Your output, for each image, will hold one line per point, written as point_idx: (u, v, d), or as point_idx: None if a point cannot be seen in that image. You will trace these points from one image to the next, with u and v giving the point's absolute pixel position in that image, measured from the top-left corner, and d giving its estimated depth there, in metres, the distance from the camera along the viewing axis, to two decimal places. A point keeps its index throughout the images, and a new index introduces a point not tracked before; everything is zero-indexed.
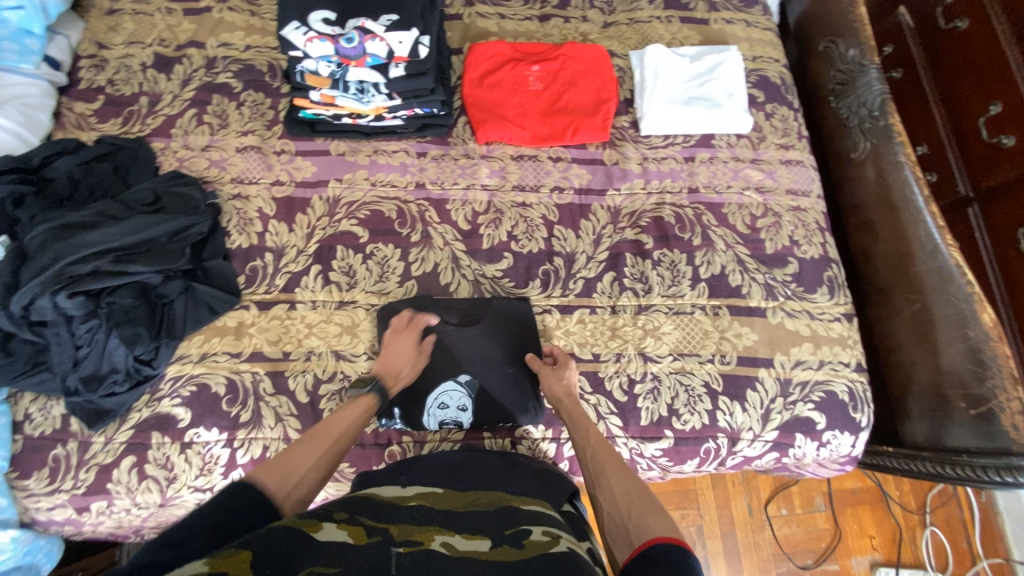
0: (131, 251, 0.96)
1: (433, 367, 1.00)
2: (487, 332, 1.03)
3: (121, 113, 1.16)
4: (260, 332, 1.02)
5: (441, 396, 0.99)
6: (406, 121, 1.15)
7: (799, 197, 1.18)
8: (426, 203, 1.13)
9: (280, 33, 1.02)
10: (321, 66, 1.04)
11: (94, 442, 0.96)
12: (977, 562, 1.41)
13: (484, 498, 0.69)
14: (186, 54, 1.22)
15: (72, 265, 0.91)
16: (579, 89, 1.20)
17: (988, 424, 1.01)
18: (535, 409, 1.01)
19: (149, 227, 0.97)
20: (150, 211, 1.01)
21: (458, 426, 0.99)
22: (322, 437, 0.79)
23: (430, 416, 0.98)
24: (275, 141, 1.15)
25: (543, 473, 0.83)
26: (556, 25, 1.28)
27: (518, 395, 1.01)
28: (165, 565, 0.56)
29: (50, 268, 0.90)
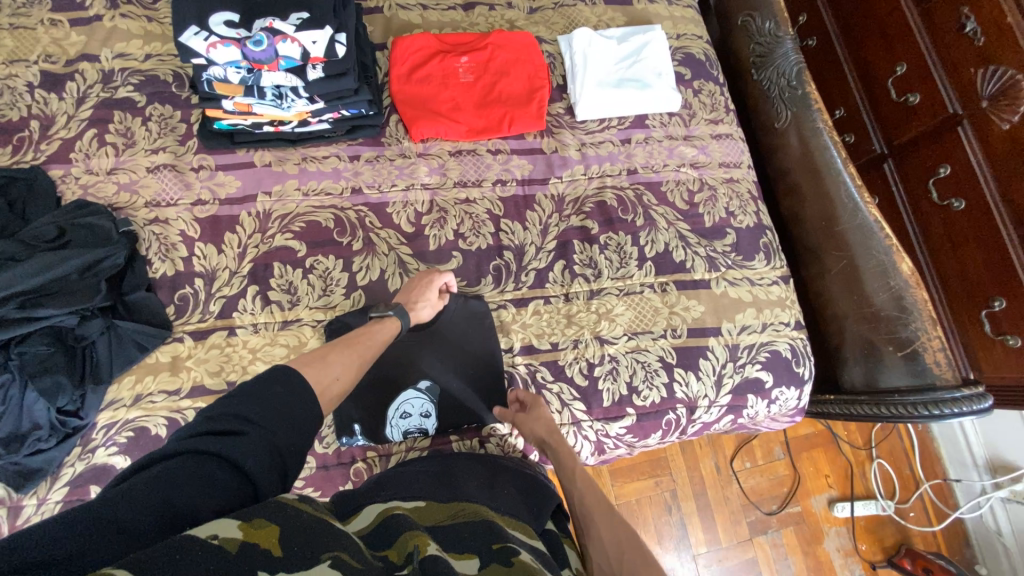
0: (37, 293, 0.87)
1: (392, 377, 0.98)
2: (442, 335, 1.02)
3: (9, 141, 1.04)
4: (199, 363, 0.96)
5: (403, 405, 0.97)
6: (333, 124, 1.09)
7: (731, 169, 1.23)
8: (365, 208, 1.09)
9: (178, 40, 0.94)
10: (230, 72, 0.97)
11: (23, 506, 0.87)
12: (919, 485, 1.56)
13: (470, 513, 0.69)
14: (77, 69, 1.10)
15: None
16: (511, 78, 1.18)
17: (915, 363, 1.10)
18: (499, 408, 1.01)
19: (54, 265, 0.88)
20: (54, 246, 0.92)
21: (422, 434, 0.98)
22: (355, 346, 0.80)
23: (393, 427, 0.96)
24: (191, 156, 1.06)
25: (525, 483, 0.84)
26: (481, 13, 1.25)
27: (480, 395, 1.01)
28: (226, 448, 0.54)
29: None
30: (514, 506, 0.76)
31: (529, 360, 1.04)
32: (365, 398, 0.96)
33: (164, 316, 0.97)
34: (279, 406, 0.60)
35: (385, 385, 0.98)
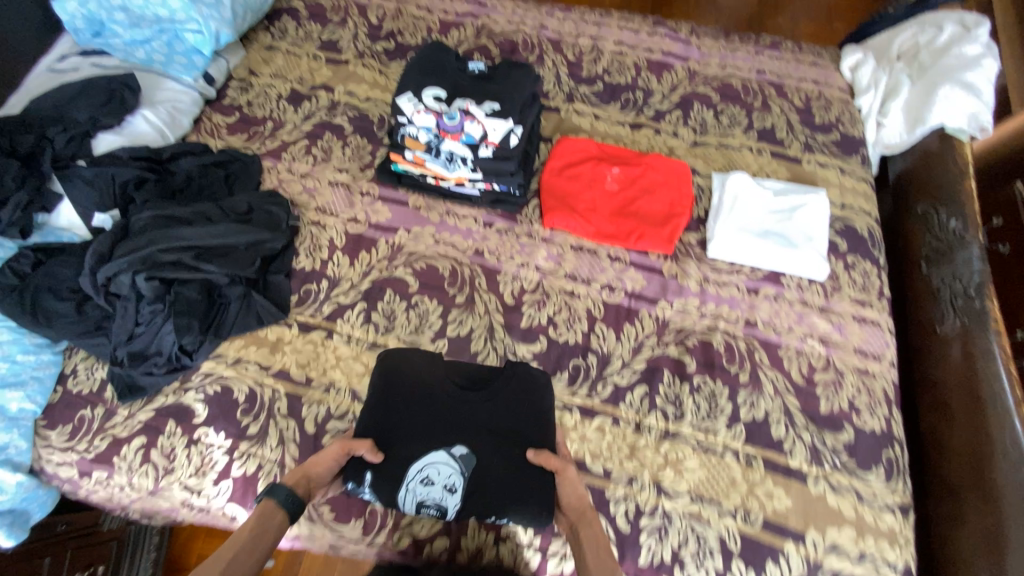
0: (211, 253, 1.06)
1: (423, 432, 0.89)
2: (491, 403, 0.93)
3: (248, 130, 1.32)
4: (293, 352, 1.07)
5: (426, 470, 0.87)
6: (481, 193, 1.22)
7: (868, 360, 1.09)
8: (479, 269, 1.17)
9: (395, 100, 1.14)
10: (420, 131, 1.14)
11: (118, 413, 1.02)
12: None
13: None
14: (315, 94, 1.39)
15: (159, 253, 1.02)
16: (654, 198, 1.22)
17: None
18: (528, 506, 0.86)
19: (233, 234, 1.08)
20: (240, 219, 1.12)
21: (438, 511, 0.86)
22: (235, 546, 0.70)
23: (408, 493, 0.86)
24: (364, 182, 1.26)
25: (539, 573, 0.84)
26: (646, 134, 1.33)
27: (512, 489, 0.87)
28: None
29: (141, 251, 1.01)
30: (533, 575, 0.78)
31: None
32: (390, 444, 0.88)
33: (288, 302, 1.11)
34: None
35: (412, 440, 0.89)
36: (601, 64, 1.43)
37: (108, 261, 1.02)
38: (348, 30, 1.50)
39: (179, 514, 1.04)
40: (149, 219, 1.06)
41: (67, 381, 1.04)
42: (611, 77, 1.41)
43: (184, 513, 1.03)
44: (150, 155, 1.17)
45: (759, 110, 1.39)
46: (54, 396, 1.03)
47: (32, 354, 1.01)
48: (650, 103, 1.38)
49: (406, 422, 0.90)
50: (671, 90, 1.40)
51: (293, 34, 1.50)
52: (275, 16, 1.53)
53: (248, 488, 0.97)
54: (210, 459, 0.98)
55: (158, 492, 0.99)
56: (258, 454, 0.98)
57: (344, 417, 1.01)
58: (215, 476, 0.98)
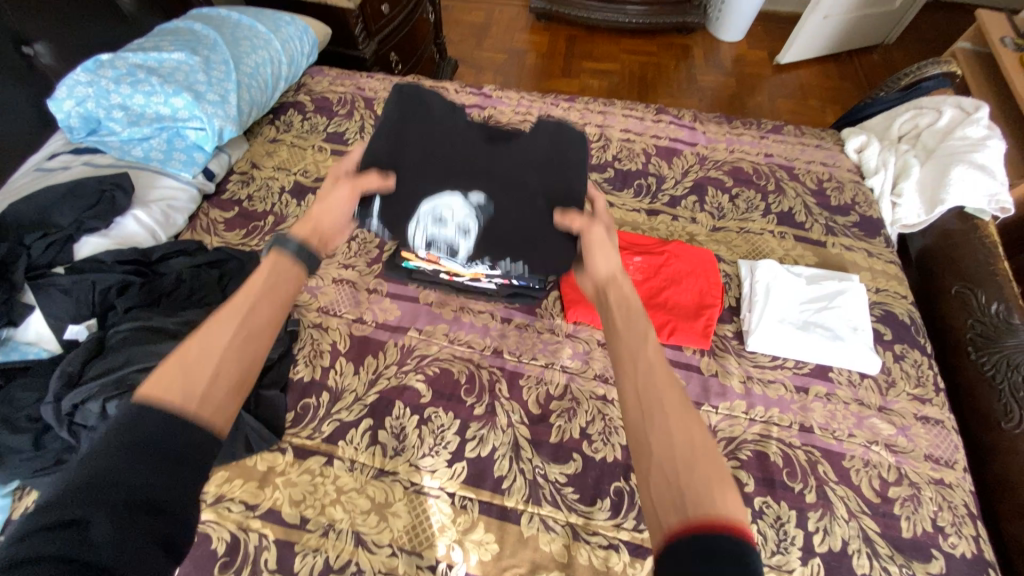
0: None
1: (438, 172, 0.91)
2: (495, 198, 0.91)
3: (247, 225, 1.25)
4: (286, 485, 0.91)
5: (440, 209, 0.90)
6: (499, 286, 1.13)
7: (942, 467, 0.96)
8: (499, 372, 1.05)
9: None
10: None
11: None
12: None
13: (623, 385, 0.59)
14: (320, 186, 1.34)
15: (137, 373, 0.90)
16: (682, 288, 1.14)
17: None
18: (546, 262, 0.91)
19: None
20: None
21: (448, 250, 0.92)
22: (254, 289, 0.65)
23: (420, 229, 0.90)
24: (371, 279, 1.17)
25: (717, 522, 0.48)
26: (664, 220, 1.28)
27: (532, 240, 0.91)
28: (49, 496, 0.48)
29: (117, 372, 0.89)
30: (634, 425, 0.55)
31: None
32: (404, 176, 0.90)
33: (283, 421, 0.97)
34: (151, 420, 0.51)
35: (423, 178, 0.90)
36: (611, 150, 1.41)
37: (76, 385, 0.89)
38: (354, 122, 1.50)
39: None
40: (130, 333, 0.95)
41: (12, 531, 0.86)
42: (622, 163, 1.39)
43: None
44: (139, 257, 1.08)
45: (774, 193, 1.36)
46: None
47: None
48: (664, 189, 1.35)
49: (419, 156, 0.92)
50: (684, 174, 1.38)
51: (298, 127, 1.49)
52: (280, 110, 1.52)
53: None
54: None
55: None
56: None
57: (346, 569, 0.84)
58: None
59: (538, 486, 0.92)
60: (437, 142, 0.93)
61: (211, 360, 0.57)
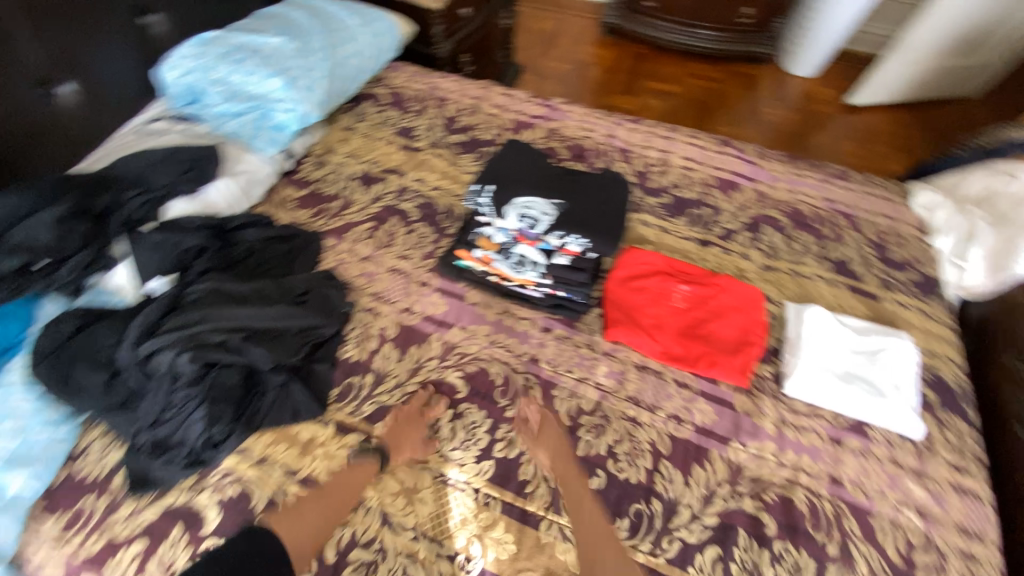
0: (262, 334, 1.01)
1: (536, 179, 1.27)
2: (567, 202, 1.23)
3: (315, 206, 1.33)
4: (326, 456, 0.96)
5: (528, 203, 1.21)
6: (543, 296, 1.16)
7: (975, 543, 0.93)
8: (534, 379, 1.07)
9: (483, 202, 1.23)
10: (496, 233, 1.19)
11: (122, 506, 0.89)
12: None
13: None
14: (386, 177, 1.41)
15: (208, 332, 0.97)
16: (726, 322, 1.15)
17: None
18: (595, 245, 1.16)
19: (288, 318, 1.03)
20: (296, 301, 1.09)
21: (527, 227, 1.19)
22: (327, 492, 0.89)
23: (513, 210, 1.19)
24: (424, 271, 1.22)
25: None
26: (715, 252, 1.29)
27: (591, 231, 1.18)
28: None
29: (192, 328, 0.96)
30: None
31: None
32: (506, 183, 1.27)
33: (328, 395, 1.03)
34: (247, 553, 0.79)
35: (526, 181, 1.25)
36: (670, 176, 1.43)
37: (153, 335, 0.97)
38: (424, 120, 1.57)
39: None
40: (205, 294, 1.03)
41: (76, 461, 0.93)
42: (679, 190, 1.40)
43: None
44: (217, 224, 1.17)
45: (831, 239, 1.34)
46: (58, 477, 0.92)
47: (48, 429, 0.91)
48: (718, 221, 1.35)
49: (523, 171, 1.29)
50: (740, 209, 1.38)
51: (371, 118, 1.57)
52: (358, 101, 1.61)
53: None
54: None
55: None
56: None
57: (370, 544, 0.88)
58: None
59: (559, 496, 0.94)
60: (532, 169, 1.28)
61: (307, 530, 0.84)
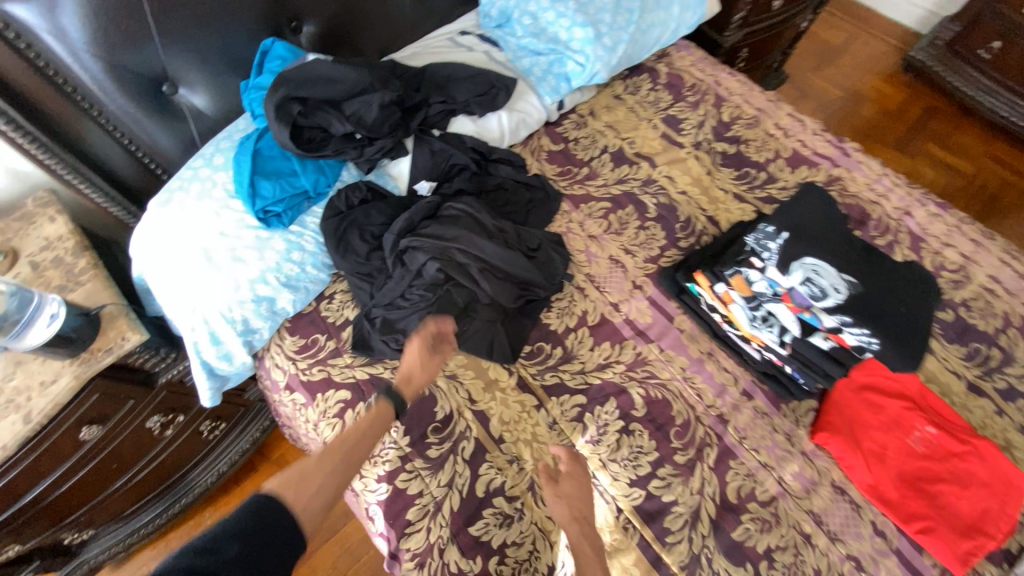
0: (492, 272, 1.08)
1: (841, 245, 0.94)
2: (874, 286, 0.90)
3: (564, 165, 1.33)
4: (501, 403, 1.03)
5: (823, 268, 0.90)
6: (760, 360, 1.06)
7: None
8: (714, 437, 1.01)
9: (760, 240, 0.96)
10: (761, 281, 0.96)
11: (343, 356, 1.06)
12: None
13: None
14: (637, 162, 1.35)
15: (457, 252, 1.07)
16: (968, 493, 0.94)
17: None
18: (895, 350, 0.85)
19: (518, 266, 1.09)
20: (526, 254, 1.13)
21: (811, 296, 0.90)
22: (338, 448, 0.87)
23: (799, 268, 0.90)
24: (642, 274, 1.18)
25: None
26: (984, 406, 1.05)
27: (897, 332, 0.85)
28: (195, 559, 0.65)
29: (446, 243, 1.07)
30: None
31: None
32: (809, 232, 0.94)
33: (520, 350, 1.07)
34: (277, 524, 0.73)
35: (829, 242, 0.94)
36: (963, 293, 1.16)
37: (413, 232, 1.10)
38: (696, 115, 1.45)
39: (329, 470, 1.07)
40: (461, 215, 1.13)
41: (322, 302, 1.12)
42: (968, 313, 1.14)
43: None
44: (484, 151, 1.24)
45: None
46: (307, 308, 1.11)
47: (315, 270, 1.08)
48: (1006, 372, 1.08)
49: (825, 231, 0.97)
50: None
51: (643, 94, 1.49)
52: (636, 71, 1.53)
53: (398, 506, 0.93)
54: (384, 454, 0.97)
55: None
56: (425, 480, 0.95)
57: (511, 501, 0.94)
58: (382, 472, 0.96)
59: (697, 564, 0.90)
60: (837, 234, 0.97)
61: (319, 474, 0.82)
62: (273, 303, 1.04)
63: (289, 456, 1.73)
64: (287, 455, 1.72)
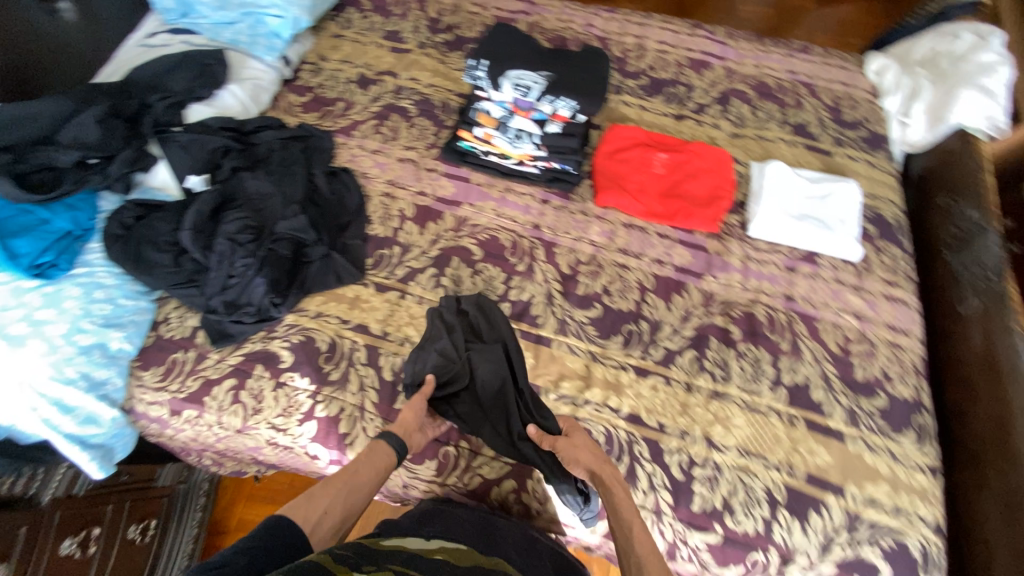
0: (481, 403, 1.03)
1: (527, 53, 1.24)
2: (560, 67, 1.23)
3: (320, 109, 1.42)
4: (371, 309, 1.14)
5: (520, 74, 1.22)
6: (541, 172, 1.31)
7: (898, 334, 1.17)
8: (538, 241, 1.26)
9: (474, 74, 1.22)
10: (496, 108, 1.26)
11: (209, 356, 1.09)
12: None
13: (465, 555, 0.79)
14: (382, 78, 1.49)
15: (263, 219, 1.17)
16: (698, 181, 1.32)
17: None
18: (591, 101, 1.20)
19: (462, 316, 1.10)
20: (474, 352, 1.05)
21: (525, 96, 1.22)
22: (344, 478, 0.83)
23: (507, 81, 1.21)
24: (429, 159, 1.35)
25: (558, 562, 0.91)
26: (689, 125, 1.44)
27: (586, 89, 1.21)
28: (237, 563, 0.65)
29: (251, 217, 1.16)
30: (467, 539, 0.87)
31: (631, 429, 1.04)
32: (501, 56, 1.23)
33: (539, 413, 1.02)
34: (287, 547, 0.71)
35: (518, 55, 1.23)
36: (646, 61, 1.56)
37: (214, 221, 1.15)
38: (409, 23, 1.62)
39: (261, 455, 1.11)
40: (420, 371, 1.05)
41: (160, 327, 1.12)
42: (655, 72, 1.53)
43: (267, 454, 1.10)
44: (236, 127, 1.28)
45: (792, 107, 1.49)
46: (147, 340, 1.10)
47: (131, 299, 1.09)
48: (692, 97, 1.49)
49: (512, 48, 1.25)
50: (712, 86, 1.51)
51: (358, 25, 1.60)
52: (341, 9, 1.64)
53: (330, 430, 1.04)
54: (295, 401, 1.05)
55: (246, 431, 1.05)
56: (339, 398, 1.06)
57: None
58: (301, 417, 1.04)
59: (566, 323, 1.15)
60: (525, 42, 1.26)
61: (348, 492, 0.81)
62: (106, 347, 1.05)
63: (249, 513, 1.50)
64: (248, 515, 1.50)
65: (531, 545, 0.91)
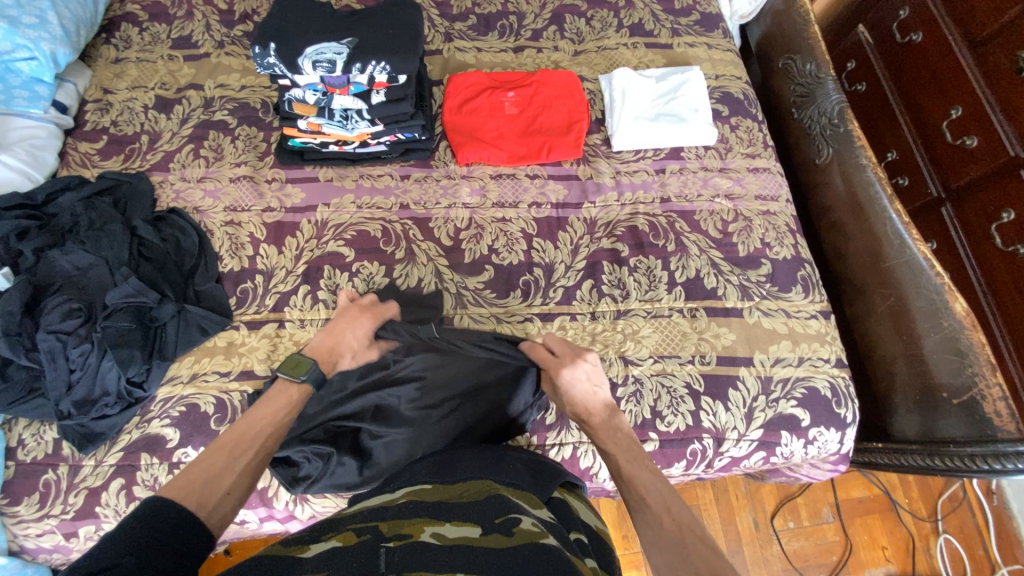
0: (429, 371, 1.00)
1: (318, 26, 1.09)
2: (362, 31, 1.10)
3: (123, 150, 1.23)
4: (250, 351, 1.05)
5: (318, 47, 1.07)
6: (390, 147, 1.23)
7: (768, 202, 1.23)
8: (410, 222, 1.18)
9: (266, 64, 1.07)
10: (307, 93, 1.13)
11: (84, 465, 0.96)
12: (935, 534, 1.52)
13: (431, 493, 0.66)
14: (184, 95, 1.30)
15: (89, 297, 1.01)
16: (551, 112, 1.27)
17: (932, 407, 1.06)
18: (407, 58, 1.09)
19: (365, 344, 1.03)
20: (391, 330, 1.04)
21: (333, 72, 1.08)
22: (231, 444, 0.73)
23: (305, 59, 1.06)
24: (267, 170, 1.22)
25: (533, 464, 0.79)
26: (530, 55, 1.38)
27: (397, 46, 1.08)
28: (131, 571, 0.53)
29: (72, 298, 1.00)
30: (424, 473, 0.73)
31: None
32: (289, 36, 1.07)
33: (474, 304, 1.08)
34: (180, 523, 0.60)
35: (309, 30, 1.09)
36: None
37: (31, 318, 0.99)
38: (198, 22, 1.39)
39: None
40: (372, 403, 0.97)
41: (17, 453, 0.97)
42: (481, 7, 1.43)
43: None
44: (24, 201, 1.09)
45: (625, 8, 1.44)
46: (8, 472, 0.96)
47: None
48: (525, 25, 1.41)
49: (300, 24, 1.10)
50: (542, 8, 1.44)
51: (137, 40, 1.36)
52: (112, 27, 1.38)
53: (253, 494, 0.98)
54: None
55: None
56: None
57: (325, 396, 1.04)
58: None
59: (462, 297, 1.12)
60: (318, 14, 1.12)
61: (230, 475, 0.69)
62: None
63: None
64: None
65: (498, 456, 0.79)
